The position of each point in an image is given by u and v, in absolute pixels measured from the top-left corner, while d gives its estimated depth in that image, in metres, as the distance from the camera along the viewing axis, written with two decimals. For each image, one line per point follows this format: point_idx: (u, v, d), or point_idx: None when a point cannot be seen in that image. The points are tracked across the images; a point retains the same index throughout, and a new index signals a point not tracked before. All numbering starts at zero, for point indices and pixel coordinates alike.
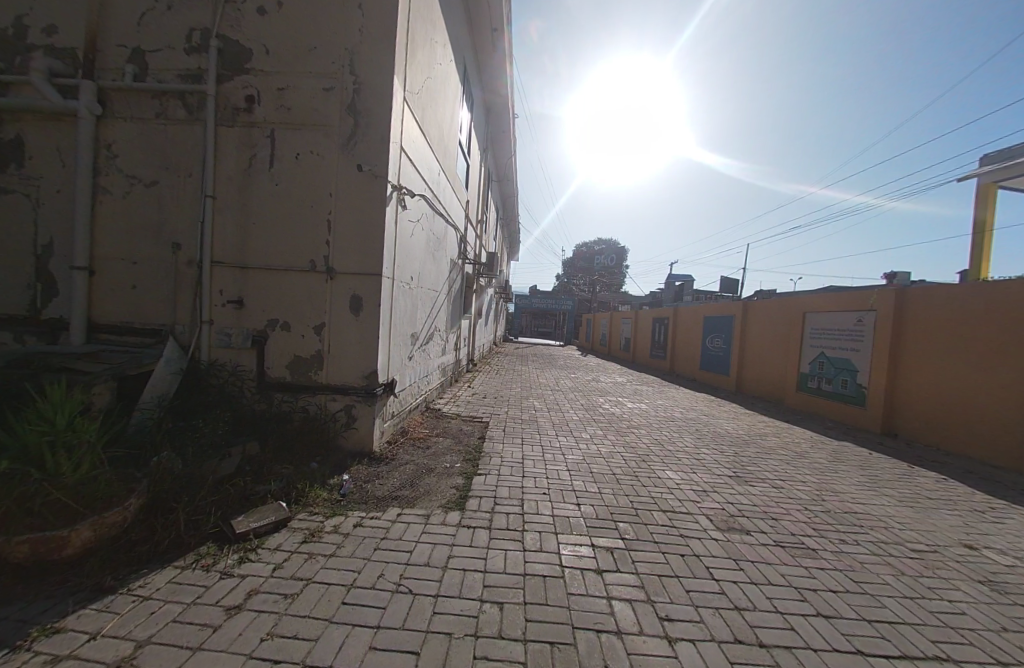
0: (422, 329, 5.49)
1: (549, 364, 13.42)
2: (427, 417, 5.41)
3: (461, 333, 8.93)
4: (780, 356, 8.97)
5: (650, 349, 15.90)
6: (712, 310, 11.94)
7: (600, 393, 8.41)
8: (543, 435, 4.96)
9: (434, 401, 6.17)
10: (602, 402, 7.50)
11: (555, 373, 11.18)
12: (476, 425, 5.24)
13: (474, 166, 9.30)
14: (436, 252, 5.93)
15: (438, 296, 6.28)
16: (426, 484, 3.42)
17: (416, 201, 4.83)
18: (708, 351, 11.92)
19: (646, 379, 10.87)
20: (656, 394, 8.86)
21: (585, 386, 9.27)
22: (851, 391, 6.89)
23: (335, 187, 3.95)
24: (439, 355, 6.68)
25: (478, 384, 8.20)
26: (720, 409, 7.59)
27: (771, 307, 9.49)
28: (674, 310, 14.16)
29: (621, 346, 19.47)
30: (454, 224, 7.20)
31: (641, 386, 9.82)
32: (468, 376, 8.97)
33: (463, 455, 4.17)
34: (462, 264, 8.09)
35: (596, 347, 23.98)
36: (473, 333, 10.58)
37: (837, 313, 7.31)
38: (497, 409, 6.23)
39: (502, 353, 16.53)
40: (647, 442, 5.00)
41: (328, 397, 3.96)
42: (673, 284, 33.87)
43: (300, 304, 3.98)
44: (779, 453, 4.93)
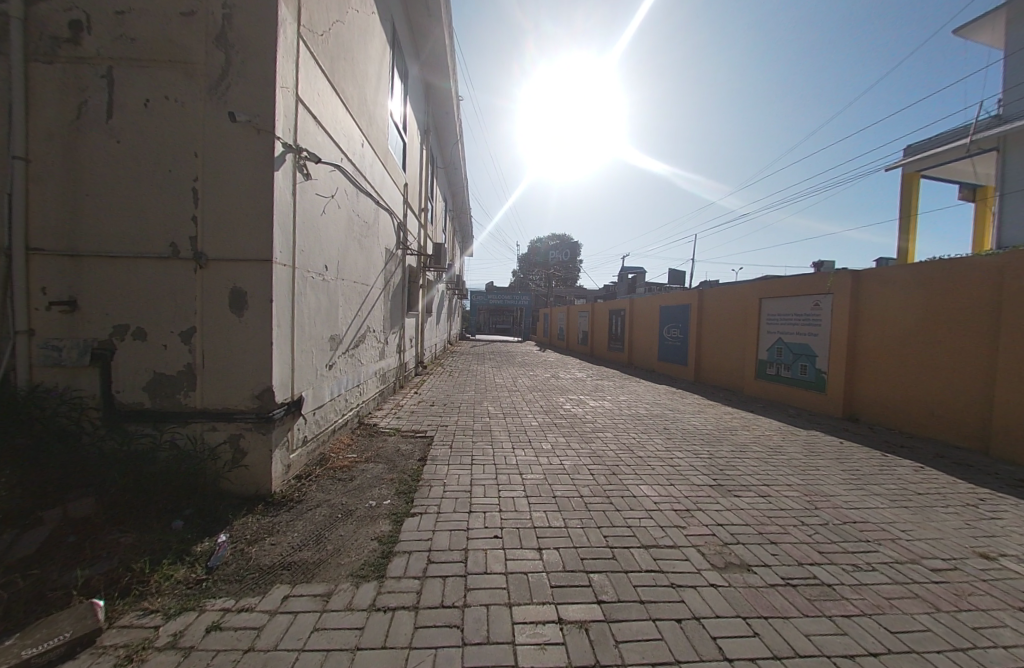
0: (349, 331, 4.55)
1: (507, 362, 12.72)
2: (358, 436, 4.48)
3: (406, 333, 7.97)
4: (737, 344, 8.93)
5: (608, 342, 15.75)
6: (668, 300, 11.78)
7: (562, 392, 7.84)
8: (498, 448, 4.22)
9: (370, 415, 5.23)
10: (563, 402, 6.91)
11: (513, 372, 10.50)
12: (417, 443, 4.38)
13: (413, 147, 8.31)
14: (363, 238, 4.96)
15: (370, 292, 5.31)
16: (337, 536, 2.55)
17: (328, 171, 3.88)
18: (665, 341, 11.77)
19: (607, 373, 10.51)
20: (619, 389, 8.42)
21: (544, 385, 8.66)
22: (810, 377, 6.87)
23: (203, 145, 2.94)
24: (375, 360, 5.72)
25: (426, 390, 7.29)
26: (685, 402, 7.25)
27: (725, 294, 9.46)
28: (631, 301, 13.98)
29: (579, 340, 19.23)
30: (389, 208, 6.23)
31: (603, 381, 9.37)
32: (416, 382, 8.03)
33: (395, 486, 3.31)
34: (402, 255, 7.13)
35: (555, 342, 23.64)
36: (421, 333, 9.62)
37: (793, 299, 7.28)
38: (446, 418, 5.42)
39: (457, 352, 15.60)
40: (615, 447, 4.41)
41: (204, 426, 2.95)
42: (626, 277, 34.58)
43: (158, 303, 2.92)
44: (754, 449, 4.57)
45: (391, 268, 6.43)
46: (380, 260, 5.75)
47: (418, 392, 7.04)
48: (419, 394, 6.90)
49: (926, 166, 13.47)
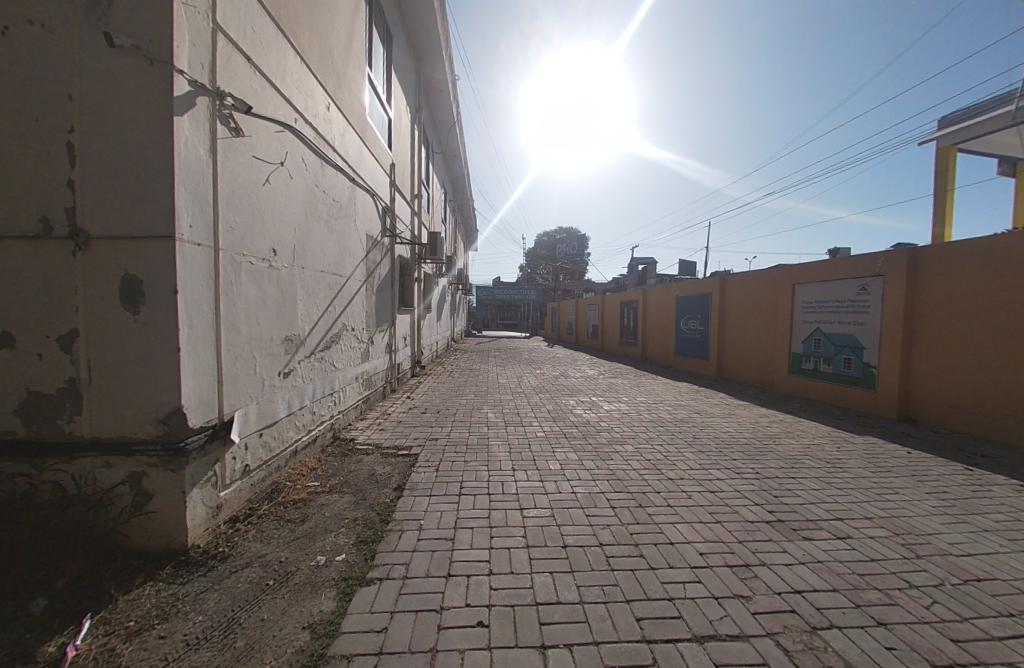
0: (317, 330, 3.80)
1: (512, 360, 11.96)
2: (328, 456, 3.74)
3: (399, 331, 7.23)
4: (766, 335, 8.11)
5: (620, 336, 14.84)
6: (686, 289, 10.87)
7: (573, 393, 7.05)
8: (498, 468, 3.45)
9: (350, 427, 4.50)
10: (575, 405, 6.12)
11: (518, 370, 9.73)
12: (398, 462, 3.62)
13: (403, 126, 7.51)
14: (333, 219, 4.18)
15: (345, 282, 4.54)
16: (254, 624, 1.81)
17: (274, 131, 3.10)
18: (683, 334, 10.90)
19: (621, 370, 9.66)
20: (636, 388, 7.61)
21: (553, 385, 7.88)
22: (855, 372, 6.12)
23: (79, 83, 2.18)
24: (357, 362, 4.98)
25: (421, 394, 6.55)
26: (713, 403, 6.42)
27: (752, 281, 8.63)
28: (644, 292, 13.08)
29: (589, 334, 18.37)
30: (371, 188, 5.44)
31: (618, 379, 8.56)
32: (412, 384, 7.29)
33: (356, 529, 2.55)
34: (390, 242, 6.36)
35: (563, 337, 22.80)
36: (418, 330, 8.85)
37: (835, 283, 6.50)
38: (439, 428, 4.67)
39: (460, 350, 14.80)
40: (640, 463, 3.62)
41: (97, 462, 2.23)
42: (636, 267, 33.35)
43: (28, 297, 2.18)
44: (807, 463, 3.76)
45: (376, 258, 5.68)
46: (359, 247, 4.98)
47: (411, 396, 6.29)
48: (412, 399, 6.15)
49: (968, 137, 12.29)
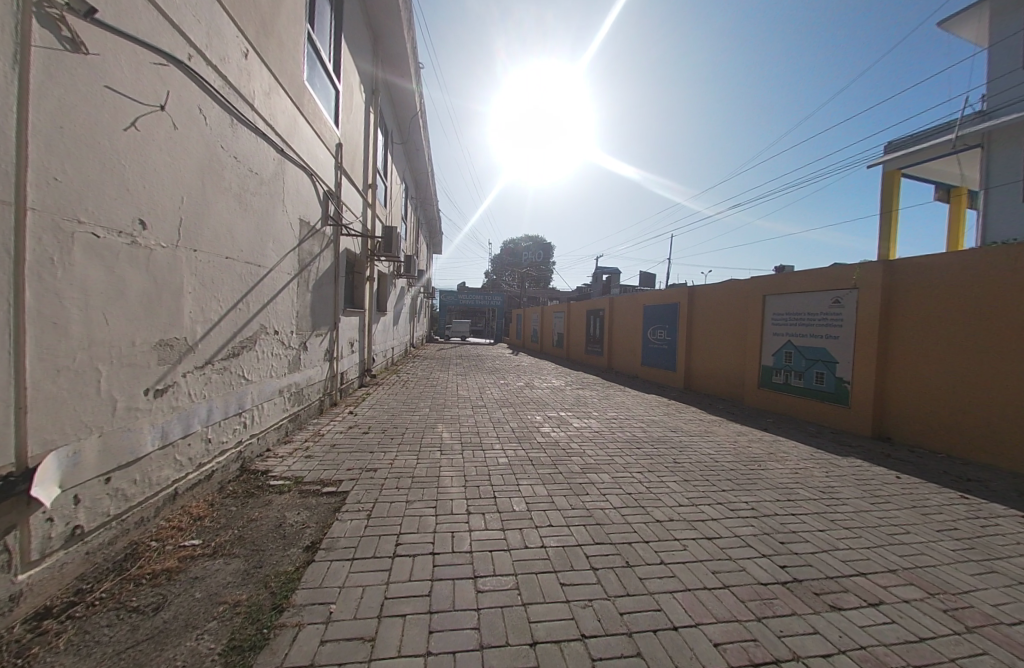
0: (216, 333, 2.93)
1: (474, 368, 11.22)
2: (224, 499, 2.83)
3: (345, 336, 6.33)
4: (735, 346, 7.97)
5: (585, 345, 14.53)
6: (653, 299, 10.67)
7: (539, 406, 6.45)
8: (448, 510, 2.73)
9: (266, 455, 3.60)
10: (542, 421, 5.52)
11: (481, 380, 9.02)
12: (319, 505, 2.80)
13: (355, 106, 6.70)
14: (245, 194, 3.31)
15: (264, 274, 3.66)
16: None
17: (151, 63, 2.27)
18: (650, 344, 10.67)
19: (588, 381, 9.20)
20: (605, 401, 7.14)
21: (518, 396, 7.25)
22: (828, 388, 6.04)
23: None
24: (282, 373, 4.08)
25: (367, 409, 5.67)
26: (688, 419, 6.04)
27: (720, 291, 8.52)
28: (610, 301, 12.84)
29: (554, 342, 17.98)
30: (307, 166, 4.59)
31: (586, 391, 8.07)
32: (358, 397, 6.38)
33: (232, 624, 1.71)
34: (333, 232, 5.49)
35: (528, 345, 22.34)
36: (368, 334, 7.92)
37: (807, 295, 6.43)
38: (381, 452, 3.87)
39: (419, 357, 13.81)
40: (619, 500, 3.03)
41: None
42: (601, 277, 33.70)
43: None
44: (802, 494, 3.37)
45: (313, 249, 4.82)
46: (287, 234, 4.11)
47: (354, 413, 5.41)
48: (355, 416, 5.26)
49: (906, 164, 13.18)
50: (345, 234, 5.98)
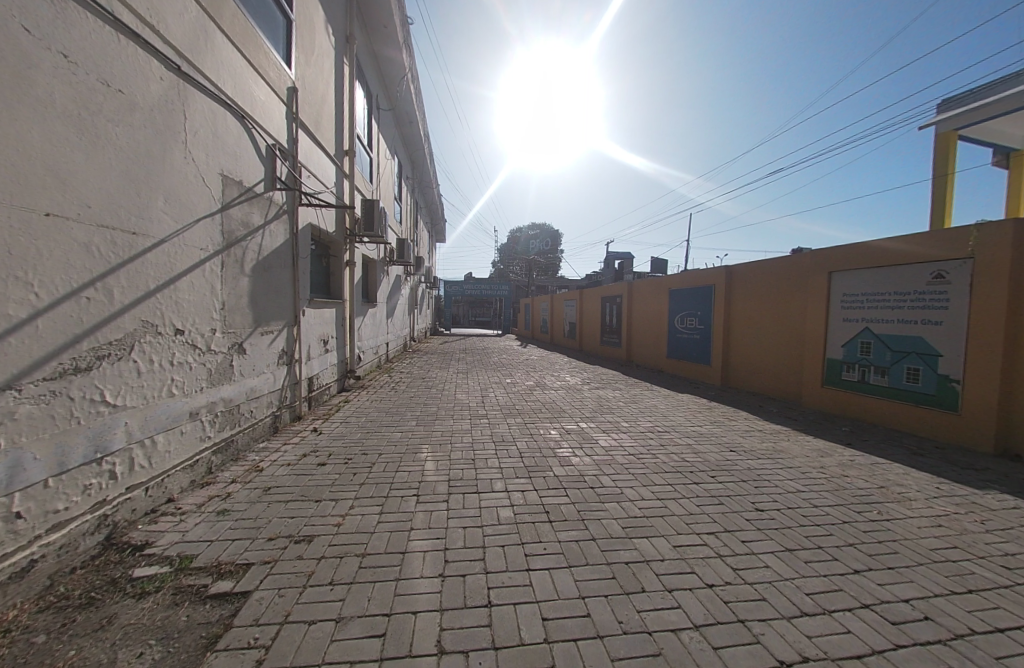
0: (35, 340, 1.76)
1: (478, 364, 10.04)
2: (28, 628, 1.58)
3: (317, 332, 5.19)
4: (789, 335, 6.61)
5: (600, 335, 13.22)
6: (682, 283, 9.24)
7: (553, 414, 5.23)
8: (407, 642, 1.54)
9: (161, 512, 2.44)
10: (559, 436, 4.29)
11: (484, 379, 7.84)
12: (190, 630, 1.62)
13: (323, 47, 5.41)
14: (105, 120, 2.11)
15: (153, 246, 2.46)
16: None
17: None
18: (678, 334, 9.31)
19: (608, 379, 7.92)
20: (632, 406, 5.90)
21: (526, 400, 6.05)
22: (928, 388, 4.69)
23: None
24: (201, 389, 2.93)
25: (338, 424, 4.52)
26: (745, 431, 4.76)
27: (767, 270, 7.12)
28: (628, 286, 11.47)
29: (565, 333, 16.71)
30: (237, 106, 3.36)
31: (608, 392, 6.82)
32: (332, 406, 5.23)
33: None
34: (287, 200, 4.28)
35: (537, 336, 21.10)
36: (352, 329, 6.76)
37: (892, 270, 5.05)
38: (332, 501, 2.70)
39: (419, 352, 12.67)
40: (701, 608, 1.80)
41: None
42: (612, 263, 32.04)
43: None
44: (980, 576, 2.12)
45: (252, 219, 3.62)
46: (201, 192, 2.89)
47: (319, 430, 4.27)
48: (320, 435, 4.12)
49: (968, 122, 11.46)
50: (311, 205, 4.77)
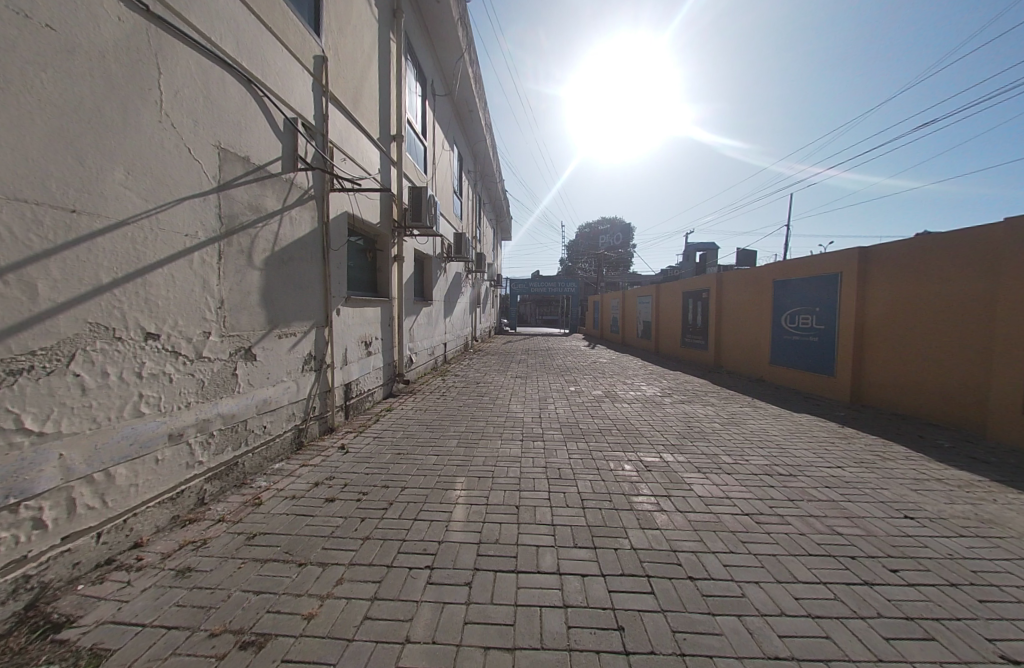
0: None
1: (541, 367, 9.04)
2: None
3: (359, 333, 4.65)
4: (965, 335, 4.62)
5: (682, 336, 11.41)
6: (792, 272, 7.20)
7: (633, 436, 4.07)
8: None
9: (116, 565, 1.98)
10: (639, 472, 3.17)
11: (545, 385, 6.84)
12: None
13: (363, 18, 4.90)
14: (23, 59, 1.66)
15: (114, 227, 2.03)
16: None
17: None
18: (785, 336, 7.31)
19: (699, 390, 6.44)
20: (737, 429, 4.50)
21: (596, 416, 4.95)
22: None
23: None
24: (188, 404, 2.45)
25: (373, 440, 3.87)
26: (925, 480, 3.18)
27: (924, 244, 5.16)
28: (717, 277, 9.63)
29: (640, 332, 14.95)
30: (241, 68, 2.88)
31: (701, 408, 5.42)
32: (374, 415, 4.66)
33: None
34: (315, 183, 3.76)
35: (607, 335, 19.47)
36: (403, 329, 6.25)
37: None
38: (318, 566, 1.97)
39: (481, 353, 12.08)
40: None
41: None
42: (693, 255, 28.77)
43: None
44: None
45: (266, 203, 3.12)
46: (187, 167, 2.46)
47: (348, 447, 3.67)
48: (346, 454, 3.50)
49: None
50: (347, 191, 4.24)
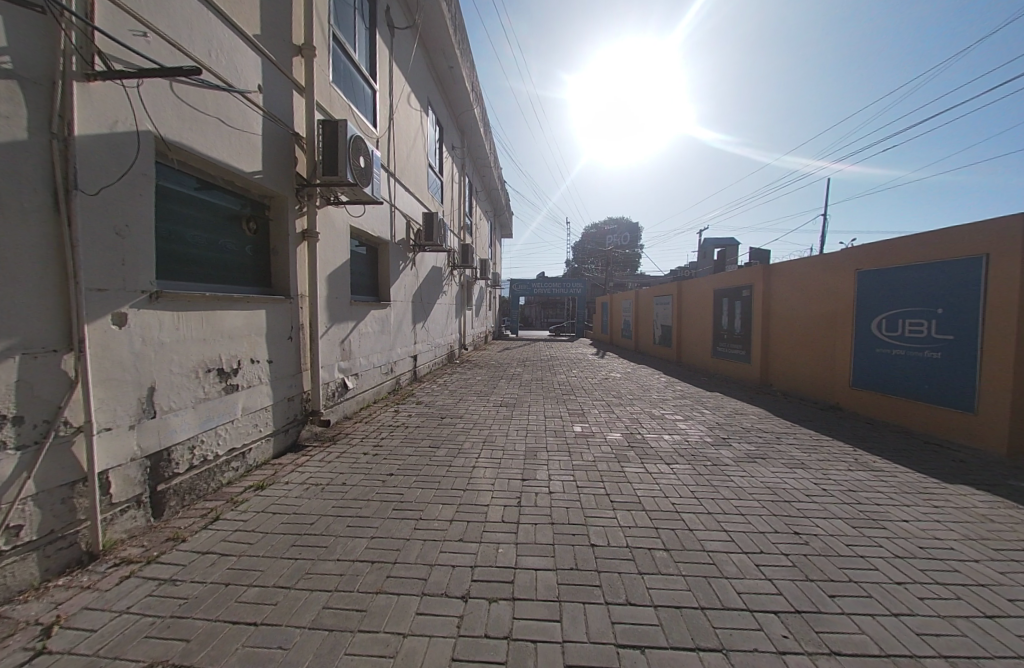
0: None
1: (538, 387, 6.97)
2: None
3: (198, 355, 2.65)
4: None
5: (713, 343, 9.25)
6: (898, 260, 4.93)
7: (703, 575, 1.95)
8: None
9: None
10: None
11: (539, 419, 4.77)
12: None
13: None
14: None
15: None
16: None
17: None
18: (879, 349, 5.12)
19: (767, 433, 4.31)
20: (884, 542, 2.40)
21: (618, 488, 2.83)
22: None
23: None
24: None
25: (149, 595, 1.76)
26: None
27: None
28: (766, 269, 7.45)
29: (657, 338, 12.82)
30: None
31: (789, 472, 3.30)
32: (223, 503, 2.61)
33: None
34: (14, 45, 1.66)
35: (618, 340, 17.38)
36: (331, 341, 4.23)
37: None
38: None
39: (468, 364, 10.03)
40: None
41: None
42: (710, 254, 26.48)
43: None
44: None
45: None
46: None
47: (66, 626, 1.57)
48: (26, 667, 1.37)
49: None
50: (124, 82, 2.13)
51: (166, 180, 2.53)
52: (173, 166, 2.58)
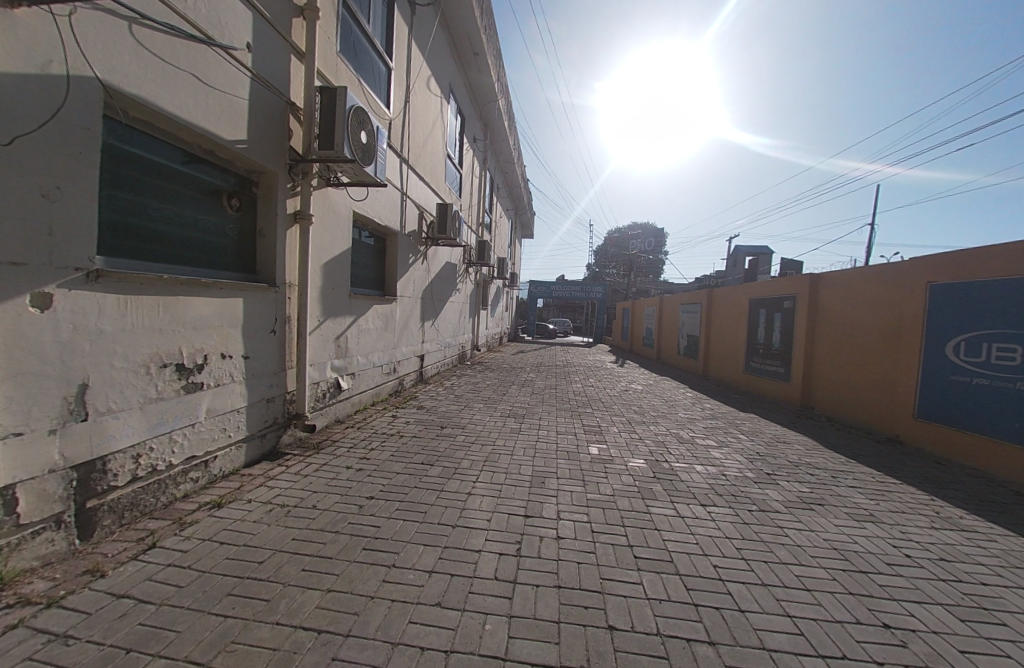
0: None
1: (551, 396, 6.43)
2: None
3: (150, 347, 2.27)
4: None
5: (747, 358, 8.47)
6: (986, 271, 4.07)
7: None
8: None
9: None
10: None
11: (550, 435, 4.24)
12: None
13: None
14: None
15: None
16: None
17: None
18: (951, 377, 4.28)
19: (822, 469, 3.64)
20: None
21: (643, 538, 2.26)
22: None
23: None
24: None
25: (21, 665, 1.33)
26: None
27: None
28: (813, 277, 6.68)
29: (682, 348, 12.03)
30: None
31: (857, 523, 2.66)
32: (169, 524, 2.26)
33: None
34: None
35: (639, 348, 16.56)
36: (324, 337, 3.83)
37: None
38: None
39: (480, 367, 9.57)
40: None
41: None
42: (741, 262, 25.21)
43: None
44: None
45: None
46: None
47: None
48: None
49: None
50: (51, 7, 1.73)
51: (122, 141, 2.17)
52: (133, 127, 2.23)
